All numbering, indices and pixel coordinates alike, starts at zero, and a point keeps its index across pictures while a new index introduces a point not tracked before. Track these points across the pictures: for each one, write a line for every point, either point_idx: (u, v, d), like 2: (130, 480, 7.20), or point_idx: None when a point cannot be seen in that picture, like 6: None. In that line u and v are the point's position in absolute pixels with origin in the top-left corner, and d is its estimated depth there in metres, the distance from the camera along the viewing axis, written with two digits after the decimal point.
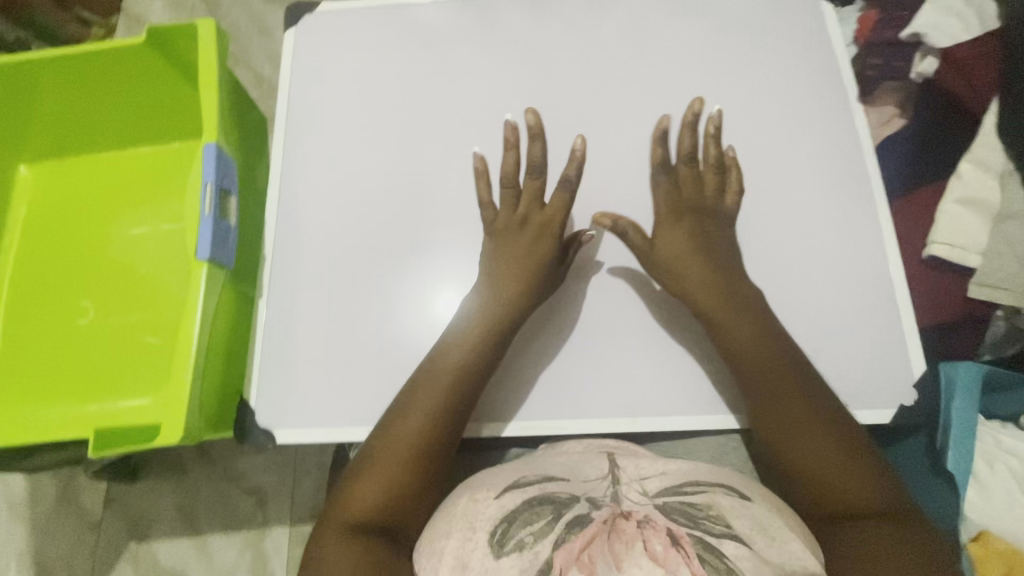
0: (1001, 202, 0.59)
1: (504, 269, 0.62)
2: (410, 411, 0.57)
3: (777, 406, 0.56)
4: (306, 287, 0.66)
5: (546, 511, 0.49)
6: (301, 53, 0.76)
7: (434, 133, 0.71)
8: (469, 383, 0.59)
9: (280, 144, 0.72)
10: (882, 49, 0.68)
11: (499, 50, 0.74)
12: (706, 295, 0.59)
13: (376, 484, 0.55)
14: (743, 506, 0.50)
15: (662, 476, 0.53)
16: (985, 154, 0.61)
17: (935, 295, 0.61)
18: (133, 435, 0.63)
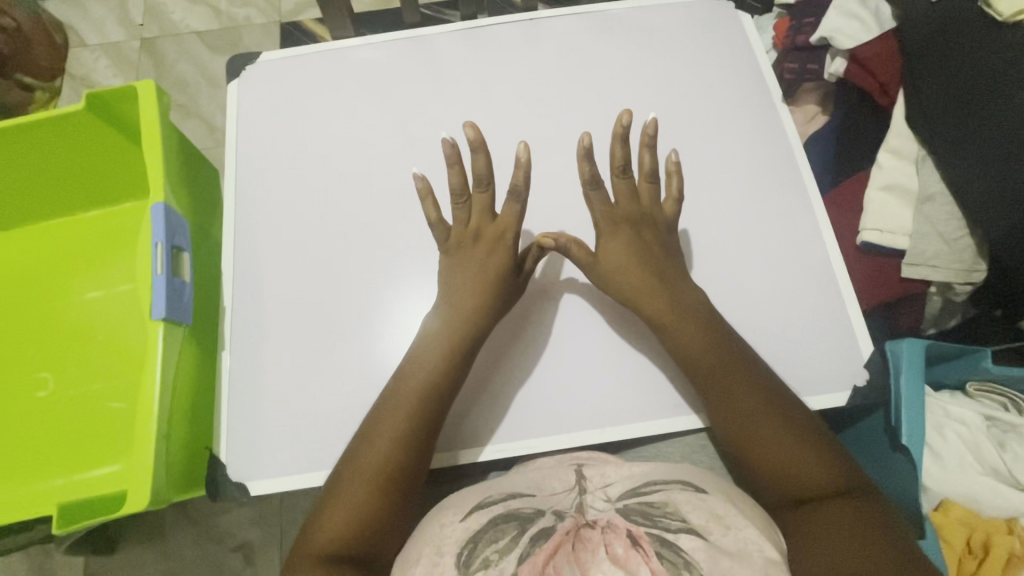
0: (919, 185, 0.63)
1: (460, 290, 0.63)
2: (376, 438, 0.58)
3: (732, 395, 0.58)
4: (268, 335, 0.66)
5: (510, 527, 0.52)
6: (245, 104, 0.77)
7: (383, 169, 0.73)
8: (434, 405, 0.60)
9: (231, 194, 0.73)
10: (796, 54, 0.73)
11: (439, 85, 0.76)
12: (654, 297, 0.61)
13: (344, 513, 0.55)
14: (699, 499, 0.54)
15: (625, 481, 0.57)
16: (901, 143, 0.65)
17: (874, 278, 0.64)
18: (99, 506, 0.62)
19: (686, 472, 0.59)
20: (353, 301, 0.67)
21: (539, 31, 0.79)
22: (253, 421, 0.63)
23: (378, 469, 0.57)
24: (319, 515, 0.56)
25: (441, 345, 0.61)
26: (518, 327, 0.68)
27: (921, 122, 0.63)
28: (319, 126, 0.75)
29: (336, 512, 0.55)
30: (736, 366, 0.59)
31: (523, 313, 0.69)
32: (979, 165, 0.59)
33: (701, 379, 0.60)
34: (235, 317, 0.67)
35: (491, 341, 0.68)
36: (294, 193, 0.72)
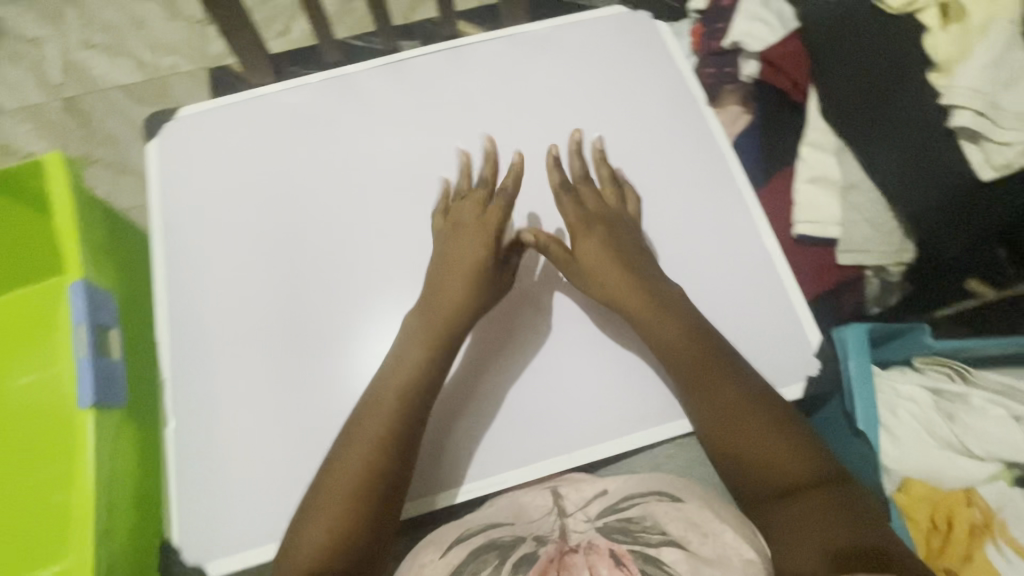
0: (841, 175, 0.65)
1: (438, 294, 0.64)
2: (356, 454, 0.56)
3: (709, 371, 0.59)
4: (215, 401, 0.64)
5: (492, 557, 0.52)
6: (167, 163, 0.74)
7: (320, 215, 0.71)
8: (413, 419, 0.58)
9: (161, 259, 0.70)
10: (713, 58, 0.76)
11: (369, 123, 0.76)
12: (623, 288, 0.63)
13: (321, 532, 0.52)
14: (675, 509, 0.55)
15: (602, 498, 0.58)
16: (819, 137, 0.67)
17: (815, 271, 0.66)
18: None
19: (656, 483, 0.59)
20: (304, 353, 0.65)
21: (463, 58, 0.79)
22: (208, 494, 0.60)
23: (359, 483, 0.54)
24: (295, 536, 0.53)
25: (421, 356, 0.60)
26: (502, 335, 0.68)
27: (834, 115, 0.65)
28: (250, 178, 0.74)
29: (314, 531, 0.52)
30: (711, 350, 0.60)
31: (496, 327, 0.68)
32: (894, 155, 0.60)
33: (675, 361, 0.60)
34: (178, 388, 0.64)
35: (467, 358, 0.67)
36: (231, 250, 0.70)
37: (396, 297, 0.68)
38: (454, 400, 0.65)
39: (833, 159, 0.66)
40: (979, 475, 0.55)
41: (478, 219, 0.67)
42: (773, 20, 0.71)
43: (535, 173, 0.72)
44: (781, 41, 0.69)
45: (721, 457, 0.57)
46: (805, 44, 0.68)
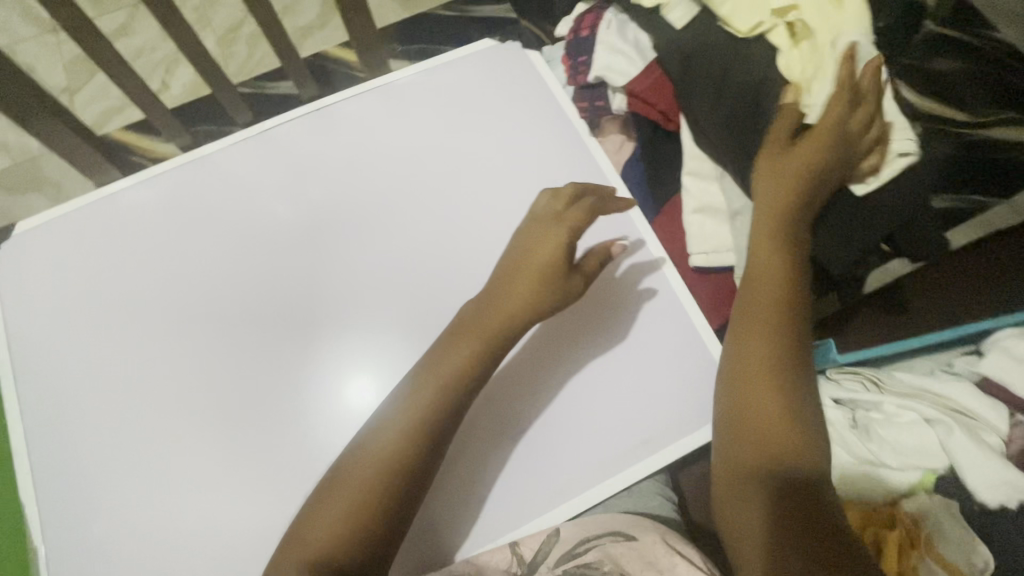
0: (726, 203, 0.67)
1: (506, 292, 0.61)
2: (383, 447, 0.55)
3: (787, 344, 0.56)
4: (117, 543, 0.60)
5: None
6: (13, 294, 0.68)
7: (200, 322, 0.67)
8: (433, 445, 0.56)
9: (16, 414, 0.64)
10: (583, 91, 0.77)
11: (240, 205, 0.71)
12: (763, 244, 0.59)
13: (338, 513, 0.53)
14: (631, 547, 0.57)
15: (558, 539, 0.57)
16: (699, 167, 0.69)
17: (714, 301, 0.68)
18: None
19: (612, 523, 0.59)
20: (210, 476, 0.62)
21: (330, 119, 0.74)
22: None
23: (388, 470, 0.54)
24: (306, 518, 0.54)
25: (475, 358, 0.58)
26: (571, 327, 0.64)
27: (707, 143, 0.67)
28: (114, 293, 0.68)
29: (332, 510, 0.53)
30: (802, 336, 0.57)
31: (547, 330, 0.64)
32: None
33: (759, 331, 0.56)
34: (71, 540, 0.60)
35: (515, 371, 0.63)
36: (107, 377, 0.65)
37: (295, 391, 0.64)
38: (495, 399, 0.62)
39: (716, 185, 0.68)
40: (901, 488, 0.55)
41: (561, 215, 0.62)
42: (632, 52, 0.72)
43: (426, 233, 0.69)
44: (642, 73, 0.71)
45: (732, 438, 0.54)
46: (665, 72, 0.70)
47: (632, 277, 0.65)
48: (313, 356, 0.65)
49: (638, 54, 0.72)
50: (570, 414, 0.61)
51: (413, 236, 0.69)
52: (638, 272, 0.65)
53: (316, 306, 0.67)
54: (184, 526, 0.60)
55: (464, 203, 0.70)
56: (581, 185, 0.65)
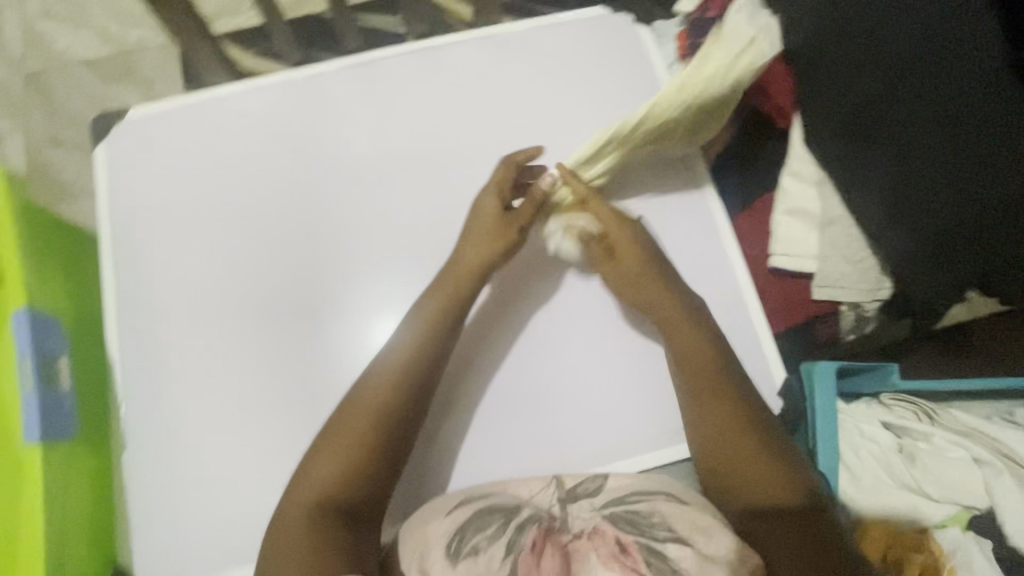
0: (821, 209, 0.66)
1: (457, 257, 0.63)
2: (364, 412, 0.58)
3: (702, 363, 0.59)
4: (177, 423, 0.62)
5: (496, 517, 0.53)
6: (117, 170, 0.71)
7: (280, 230, 0.68)
8: (416, 388, 0.59)
9: (113, 282, 0.67)
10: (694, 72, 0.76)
11: (336, 127, 0.72)
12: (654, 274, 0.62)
13: (331, 466, 0.56)
14: (685, 511, 0.53)
15: (603, 486, 0.58)
16: (800, 166, 0.67)
17: (782, 304, 0.68)
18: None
19: (667, 483, 0.58)
20: (267, 379, 0.63)
21: (435, 60, 0.74)
22: (170, 523, 0.60)
23: (369, 432, 0.57)
24: (304, 469, 0.57)
25: (428, 321, 0.61)
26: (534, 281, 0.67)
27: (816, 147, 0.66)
28: (205, 186, 0.70)
29: (326, 466, 0.56)
30: (718, 349, 0.60)
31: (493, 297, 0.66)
32: (875, 199, 0.63)
33: (687, 347, 0.60)
34: (136, 412, 0.63)
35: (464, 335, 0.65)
36: (189, 264, 0.67)
37: (361, 316, 0.66)
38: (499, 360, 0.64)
39: (813, 190, 0.67)
40: (935, 518, 0.55)
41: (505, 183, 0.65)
42: None
43: None
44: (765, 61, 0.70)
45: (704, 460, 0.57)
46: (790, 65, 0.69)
47: (692, 266, 0.65)
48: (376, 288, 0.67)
49: None
50: (614, 394, 0.63)
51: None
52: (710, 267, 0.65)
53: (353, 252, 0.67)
54: (238, 417, 0.62)
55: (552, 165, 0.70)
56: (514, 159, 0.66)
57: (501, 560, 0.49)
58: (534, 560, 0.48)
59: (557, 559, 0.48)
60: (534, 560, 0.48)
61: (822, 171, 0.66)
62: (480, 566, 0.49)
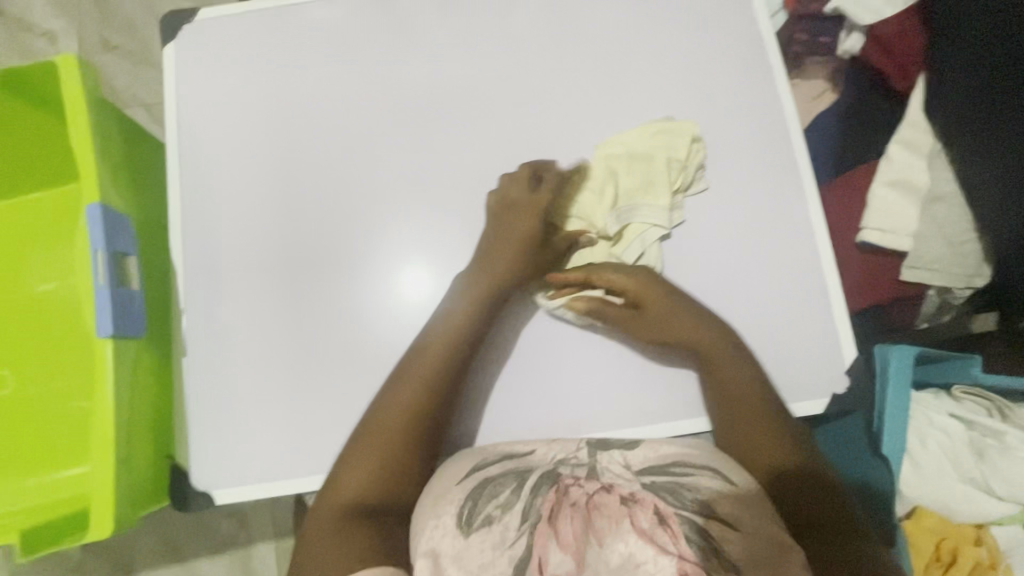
0: (929, 183, 0.62)
1: (481, 264, 0.61)
2: (394, 416, 0.56)
3: (742, 387, 0.57)
4: (237, 336, 0.63)
5: (510, 481, 0.53)
6: (187, 73, 0.69)
7: (350, 157, 0.66)
8: (451, 375, 0.58)
9: (177, 186, 0.66)
10: (808, 21, 0.70)
11: (412, 49, 0.68)
12: (680, 316, 0.59)
13: (364, 470, 0.54)
14: (731, 494, 0.50)
15: (638, 450, 0.56)
16: (916, 136, 0.63)
17: (869, 280, 0.63)
18: (54, 529, 0.55)
19: (709, 451, 0.55)
20: (327, 309, 0.63)
21: None
22: (226, 432, 0.61)
23: (399, 440, 0.55)
24: (338, 474, 0.55)
25: (459, 320, 0.59)
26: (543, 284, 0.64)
27: (939, 114, 0.61)
28: (278, 103, 0.68)
29: (357, 475, 0.54)
30: (757, 373, 0.57)
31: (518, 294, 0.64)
32: (993, 174, 0.58)
33: (722, 369, 0.58)
34: (197, 321, 0.63)
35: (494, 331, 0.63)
36: (257, 182, 0.66)
37: (422, 251, 0.65)
38: (537, 335, 0.63)
39: (923, 162, 0.63)
40: (994, 514, 0.54)
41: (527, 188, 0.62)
42: None
43: (588, 133, 0.66)
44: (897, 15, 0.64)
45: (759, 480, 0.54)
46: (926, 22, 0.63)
47: (770, 232, 0.62)
48: (439, 231, 0.65)
49: None
50: (675, 358, 0.62)
51: (576, 138, 0.66)
52: (791, 236, 0.62)
53: (402, 224, 0.65)
54: (296, 341, 0.63)
55: (638, 118, 0.66)
56: (535, 168, 0.63)
57: (518, 528, 0.49)
58: (551, 527, 0.48)
59: (576, 523, 0.48)
60: (551, 528, 0.48)
61: (939, 142, 0.63)
62: (496, 538, 0.49)
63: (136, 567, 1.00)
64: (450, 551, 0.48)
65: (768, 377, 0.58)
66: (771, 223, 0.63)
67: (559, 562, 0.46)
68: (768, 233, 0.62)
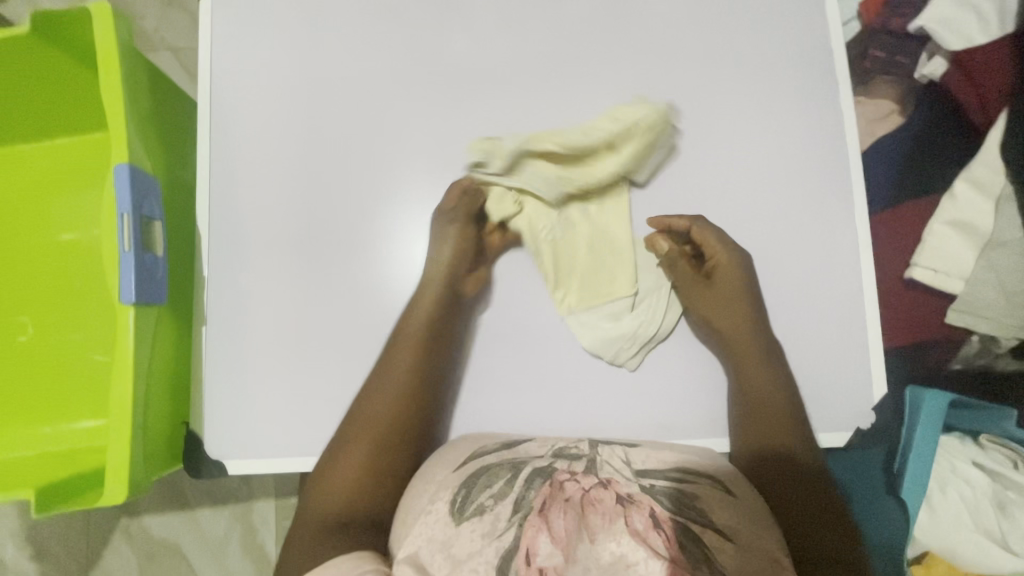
0: (991, 228, 0.59)
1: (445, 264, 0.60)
2: (388, 381, 0.57)
3: (763, 395, 0.56)
4: (256, 308, 0.62)
5: (505, 471, 0.49)
6: (221, 27, 0.65)
7: (384, 135, 0.64)
8: (424, 374, 0.57)
9: (205, 148, 0.64)
10: (885, 40, 0.67)
11: (459, 25, 0.65)
12: (729, 302, 0.58)
13: (348, 479, 0.53)
14: (729, 505, 0.47)
15: (637, 456, 0.52)
16: (984, 175, 0.60)
17: (910, 318, 0.62)
18: (69, 486, 0.56)
19: (721, 467, 0.51)
20: (351, 287, 0.62)
21: None
22: (239, 403, 0.61)
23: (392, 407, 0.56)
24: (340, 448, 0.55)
25: (427, 321, 0.58)
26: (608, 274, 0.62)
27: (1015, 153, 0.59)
28: (314, 69, 0.65)
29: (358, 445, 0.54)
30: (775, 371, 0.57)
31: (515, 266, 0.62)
32: None
33: (746, 371, 0.57)
34: (218, 289, 0.62)
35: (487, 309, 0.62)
36: (287, 151, 0.64)
37: None
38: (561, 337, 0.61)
39: (988, 204, 0.60)
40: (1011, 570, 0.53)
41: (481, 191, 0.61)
42: (990, 16, 0.62)
43: None
44: (991, 43, 0.61)
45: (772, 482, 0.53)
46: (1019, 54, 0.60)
47: (813, 256, 0.60)
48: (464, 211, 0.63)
49: (995, 22, 0.62)
50: (701, 377, 0.60)
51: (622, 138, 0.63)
52: (835, 262, 0.60)
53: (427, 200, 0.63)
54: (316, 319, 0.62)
55: (690, 121, 0.63)
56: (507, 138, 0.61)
57: (509, 519, 0.45)
58: (542, 519, 0.45)
59: (569, 517, 0.45)
60: (542, 521, 0.45)
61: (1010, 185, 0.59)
62: (485, 527, 0.45)
63: (142, 511, 1.03)
64: (438, 535, 0.46)
65: (789, 377, 0.57)
66: (816, 246, 0.60)
67: (548, 555, 0.43)
68: (811, 257, 0.60)
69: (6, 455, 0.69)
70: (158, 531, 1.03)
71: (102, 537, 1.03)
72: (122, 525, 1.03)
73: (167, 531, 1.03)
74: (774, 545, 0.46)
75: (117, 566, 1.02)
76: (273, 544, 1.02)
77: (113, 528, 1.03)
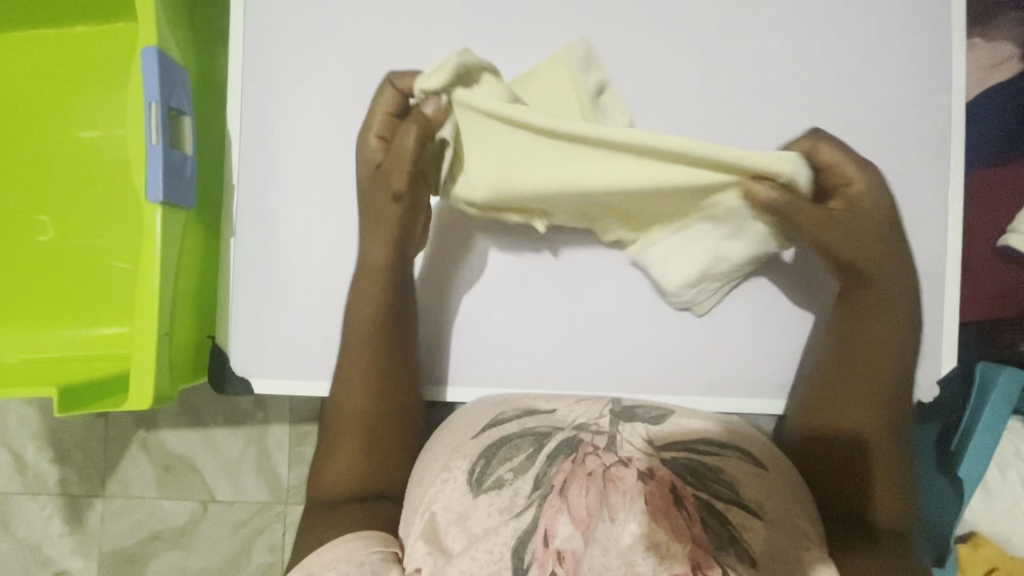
0: None
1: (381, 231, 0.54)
2: (356, 335, 0.54)
3: (870, 349, 0.50)
4: (286, 224, 0.58)
5: (526, 445, 0.45)
6: None
7: (436, 43, 0.58)
8: (384, 342, 0.54)
9: (239, 45, 0.58)
10: None
11: None
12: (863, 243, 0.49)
13: (346, 465, 0.52)
14: (759, 478, 0.44)
15: (665, 425, 0.47)
16: None
17: (992, 290, 0.58)
18: (92, 389, 0.55)
19: (752, 439, 0.48)
20: None
21: None
22: (265, 323, 0.58)
23: (354, 411, 0.53)
24: (326, 464, 0.53)
25: (374, 295, 0.54)
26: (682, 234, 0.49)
27: None
28: None
29: (337, 462, 0.53)
30: (898, 337, 0.50)
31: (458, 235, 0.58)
32: None
33: (861, 321, 0.51)
34: (249, 201, 0.58)
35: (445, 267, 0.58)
36: (326, 55, 0.58)
37: None
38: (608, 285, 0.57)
39: None
40: None
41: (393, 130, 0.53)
42: None
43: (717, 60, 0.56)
44: None
45: (846, 449, 0.50)
46: None
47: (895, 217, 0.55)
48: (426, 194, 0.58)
49: None
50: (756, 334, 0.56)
51: (700, 67, 0.56)
52: (917, 225, 0.55)
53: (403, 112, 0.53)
54: (349, 242, 0.58)
55: (779, 52, 0.56)
56: (377, 99, 0.53)
57: (528, 496, 0.42)
58: (563, 498, 0.41)
59: (590, 495, 0.41)
60: (562, 499, 0.41)
61: None
62: (504, 503, 0.42)
63: (159, 424, 1.04)
64: (457, 506, 0.44)
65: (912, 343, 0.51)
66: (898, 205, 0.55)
67: (568, 537, 0.40)
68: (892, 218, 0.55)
69: (27, 354, 0.67)
70: (175, 446, 1.04)
71: (120, 446, 1.04)
72: (139, 437, 1.04)
73: (184, 447, 1.04)
74: (804, 519, 0.44)
75: (133, 475, 1.04)
76: (286, 468, 1.02)
77: (131, 439, 1.04)
